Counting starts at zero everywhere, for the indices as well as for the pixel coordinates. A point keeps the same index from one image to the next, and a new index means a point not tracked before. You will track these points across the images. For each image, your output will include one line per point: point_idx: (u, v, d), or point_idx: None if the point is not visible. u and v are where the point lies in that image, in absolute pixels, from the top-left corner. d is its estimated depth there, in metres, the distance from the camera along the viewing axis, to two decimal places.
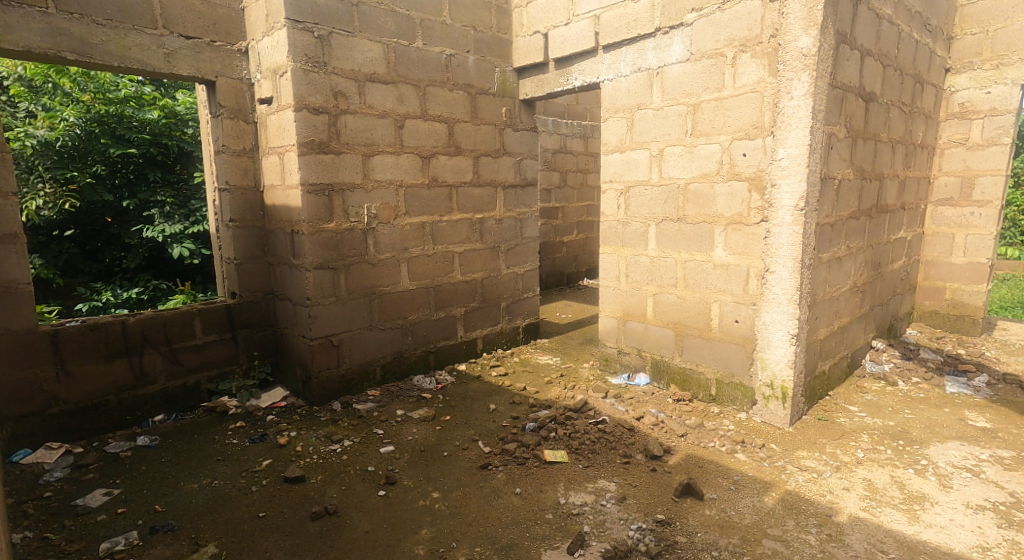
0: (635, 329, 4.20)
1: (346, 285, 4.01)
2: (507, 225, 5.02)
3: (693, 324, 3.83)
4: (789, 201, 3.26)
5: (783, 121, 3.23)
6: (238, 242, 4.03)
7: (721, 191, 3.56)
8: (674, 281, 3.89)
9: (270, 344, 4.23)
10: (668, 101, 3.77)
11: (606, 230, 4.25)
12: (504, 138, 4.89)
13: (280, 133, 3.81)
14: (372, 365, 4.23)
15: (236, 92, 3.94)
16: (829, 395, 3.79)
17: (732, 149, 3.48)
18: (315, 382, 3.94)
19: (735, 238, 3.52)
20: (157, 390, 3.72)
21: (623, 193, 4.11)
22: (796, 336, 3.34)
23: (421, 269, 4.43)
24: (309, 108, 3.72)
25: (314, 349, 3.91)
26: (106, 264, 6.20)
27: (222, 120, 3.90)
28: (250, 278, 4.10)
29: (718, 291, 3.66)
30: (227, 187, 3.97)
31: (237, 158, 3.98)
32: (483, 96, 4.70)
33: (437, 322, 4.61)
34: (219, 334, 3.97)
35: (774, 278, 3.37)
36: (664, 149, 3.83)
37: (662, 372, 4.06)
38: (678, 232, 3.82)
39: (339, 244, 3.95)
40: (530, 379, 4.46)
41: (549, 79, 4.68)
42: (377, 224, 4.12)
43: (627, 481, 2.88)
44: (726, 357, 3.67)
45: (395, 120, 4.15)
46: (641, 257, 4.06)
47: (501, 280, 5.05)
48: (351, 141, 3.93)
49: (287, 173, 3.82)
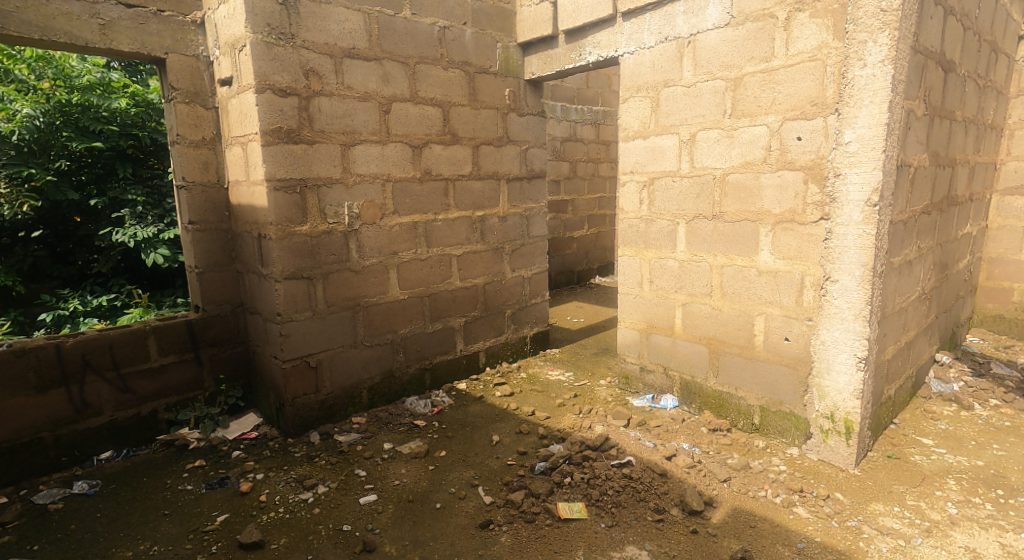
0: (660, 344, 3.66)
1: (324, 297, 3.45)
2: (511, 223, 4.43)
3: (732, 341, 3.27)
4: (858, 195, 2.64)
5: (851, 96, 2.61)
6: (200, 249, 3.48)
7: (768, 183, 2.97)
8: (708, 289, 3.33)
9: (242, 364, 3.68)
10: (702, 76, 3.18)
11: (626, 229, 3.69)
12: (507, 123, 4.30)
13: (242, 120, 3.23)
14: (357, 388, 3.68)
15: (191, 72, 3.35)
16: (895, 424, 3.21)
17: (784, 132, 2.87)
18: (289, 410, 3.39)
19: (785, 239, 2.93)
20: (105, 423, 3.17)
21: (646, 185, 3.55)
22: (864, 360, 2.74)
23: (413, 276, 3.87)
24: (275, 88, 3.13)
25: (287, 372, 3.36)
26: (78, 267, 5.71)
27: (176, 104, 3.32)
28: (216, 289, 3.56)
29: (763, 303, 3.08)
30: (186, 184, 3.41)
31: (195, 151, 3.41)
32: (483, 76, 4.10)
33: (433, 336, 4.06)
34: (179, 355, 3.42)
35: (836, 289, 2.77)
36: (697, 134, 3.25)
37: (693, 396, 3.53)
38: (714, 232, 3.25)
39: (315, 249, 3.38)
40: (540, 401, 3.91)
41: (559, 55, 4.08)
42: (360, 225, 3.55)
43: (663, 549, 2.31)
44: (773, 381, 3.09)
45: (380, 104, 3.57)
46: (668, 261, 3.51)
47: (505, 286, 4.47)
48: (327, 128, 3.35)
49: (250, 166, 3.25)
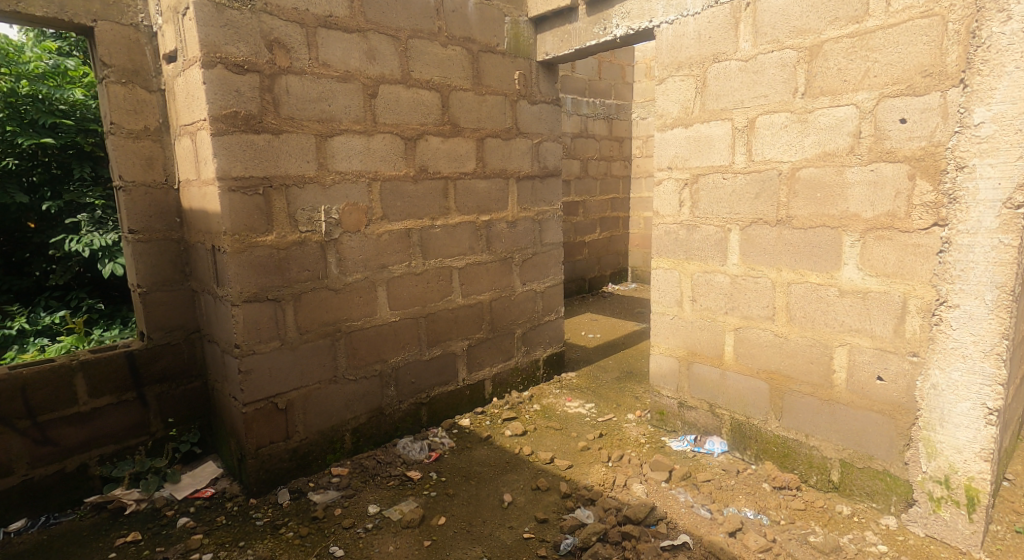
0: (704, 375, 3.02)
1: (296, 323, 2.81)
2: (522, 228, 3.78)
3: (801, 377, 2.62)
4: (993, 193, 2.00)
5: (985, 62, 1.98)
6: (143, 263, 2.84)
7: (855, 180, 2.33)
8: (770, 312, 2.69)
9: (199, 403, 3.04)
10: (765, 45, 2.54)
11: (662, 237, 3.05)
12: (517, 112, 3.65)
13: (189, 103, 2.58)
14: (338, 431, 3.03)
15: (129, 45, 2.71)
16: (1010, 481, 2.56)
17: (880, 112, 2.24)
18: (252, 464, 2.74)
19: (879, 251, 2.30)
20: (16, 484, 2.54)
21: (688, 183, 2.89)
22: (996, 412, 2.09)
23: (407, 294, 3.22)
24: (228, 62, 2.48)
25: (250, 417, 2.71)
26: (34, 279, 5.05)
27: (109, 85, 2.67)
28: (164, 313, 2.91)
29: (847, 331, 2.44)
30: (125, 186, 2.75)
31: (135, 144, 2.76)
32: (488, 55, 3.46)
33: (430, 364, 3.41)
34: (116, 396, 2.78)
35: (956, 316, 2.13)
36: (756, 119, 2.61)
37: (747, 441, 2.87)
38: (778, 241, 2.60)
39: (283, 264, 2.73)
40: (559, 443, 3.26)
41: (578, 30, 3.45)
42: (340, 234, 2.90)
43: None
44: (859, 431, 2.45)
45: (364, 86, 2.92)
46: (716, 275, 2.86)
47: (515, 302, 3.82)
48: (297, 115, 2.70)
49: (200, 162, 2.60)
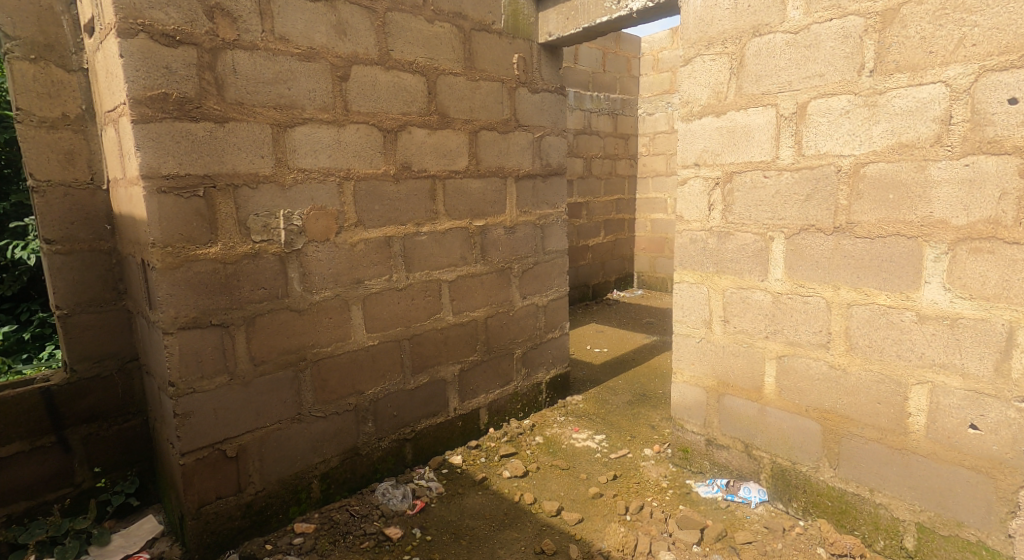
0: (738, 411, 2.53)
1: (249, 352, 2.31)
2: (522, 234, 3.29)
3: (866, 420, 2.13)
4: None
5: None
6: (63, 280, 2.34)
7: (943, 178, 1.86)
8: (824, 340, 2.20)
9: (137, 445, 2.55)
10: (821, 13, 2.05)
11: (687, 246, 2.56)
12: (515, 101, 3.16)
13: (109, 83, 2.09)
14: (304, 478, 2.54)
15: (40, 14, 2.22)
16: None
17: (980, 91, 1.77)
18: (194, 524, 2.24)
19: (974, 267, 1.83)
20: None
21: (720, 182, 2.41)
22: None
23: (386, 313, 2.73)
24: (154, 31, 2.00)
25: (190, 469, 2.22)
26: None
27: (14, 62, 2.18)
28: (91, 339, 2.42)
29: (928, 367, 1.96)
30: (37, 186, 2.26)
31: (51, 135, 2.27)
32: (482, 34, 2.97)
33: (415, 394, 2.92)
34: (29, 442, 2.29)
35: None
36: (809, 104, 2.12)
37: (793, 491, 2.38)
38: (836, 253, 2.11)
39: (231, 281, 2.24)
40: (566, 487, 2.77)
41: (587, 5, 2.96)
42: (303, 243, 2.41)
43: None
44: (944, 490, 1.97)
45: (333, 66, 2.43)
46: (755, 292, 2.37)
47: (514, 318, 3.32)
48: (248, 100, 2.21)
49: (124, 156, 2.10)
